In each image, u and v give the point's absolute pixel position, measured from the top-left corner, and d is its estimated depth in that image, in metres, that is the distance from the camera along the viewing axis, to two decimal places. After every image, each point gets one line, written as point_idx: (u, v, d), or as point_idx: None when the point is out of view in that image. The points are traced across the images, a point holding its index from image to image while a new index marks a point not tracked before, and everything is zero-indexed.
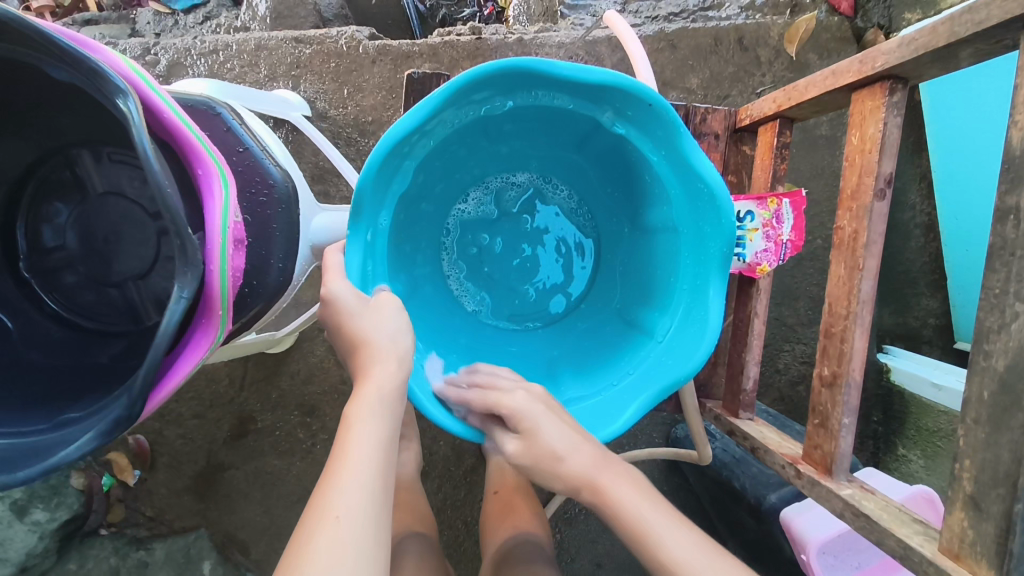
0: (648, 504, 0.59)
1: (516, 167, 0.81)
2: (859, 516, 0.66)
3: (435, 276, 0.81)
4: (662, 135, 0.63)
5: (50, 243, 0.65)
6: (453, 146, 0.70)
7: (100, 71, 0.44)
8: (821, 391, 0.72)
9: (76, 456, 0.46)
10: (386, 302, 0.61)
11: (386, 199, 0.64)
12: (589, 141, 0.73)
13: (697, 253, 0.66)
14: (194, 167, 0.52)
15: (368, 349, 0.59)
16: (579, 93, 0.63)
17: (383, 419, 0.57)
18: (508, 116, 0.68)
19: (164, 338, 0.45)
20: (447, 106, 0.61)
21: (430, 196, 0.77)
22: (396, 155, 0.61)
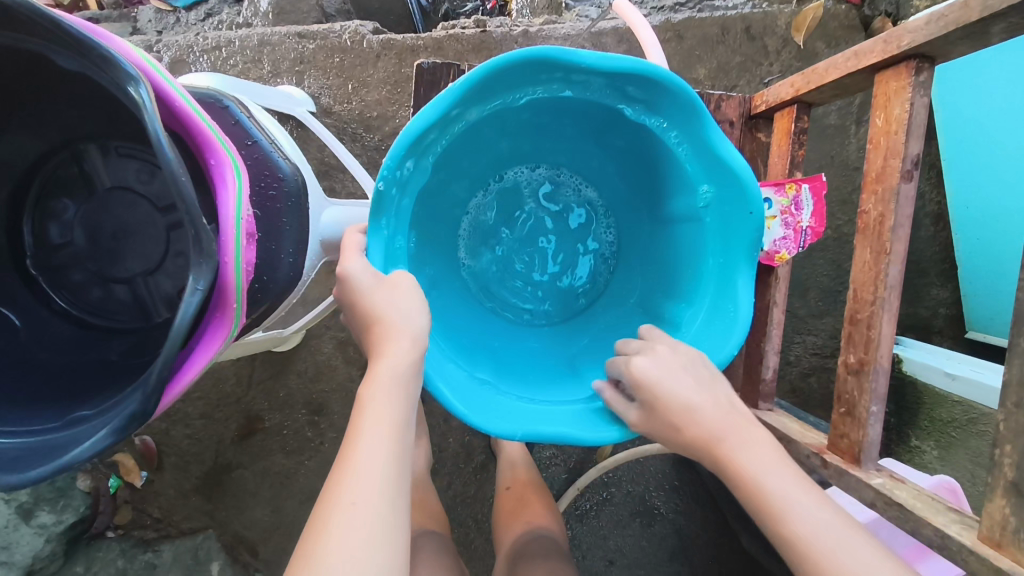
0: (794, 481, 0.55)
1: (599, 181, 0.82)
2: (892, 505, 0.65)
3: (454, 210, 0.78)
4: (732, 233, 0.65)
5: (56, 239, 0.64)
6: (563, 113, 0.69)
7: (110, 56, 0.42)
8: (847, 379, 0.71)
9: (91, 454, 0.45)
10: (403, 279, 0.60)
11: (466, 112, 0.62)
12: (664, 211, 0.74)
13: (702, 344, 0.66)
14: (206, 158, 0.50)
15: (383, 326, 0.58)
16: (701, 149, 0.64)
17: (396, 402, 0.55)
18: (614, 120, 0.68)
19: (179, 331, 0.43)
20: (589, 74, 0.60)
21: (512, 143, 0.76)
22: (499, 78, 0.60)
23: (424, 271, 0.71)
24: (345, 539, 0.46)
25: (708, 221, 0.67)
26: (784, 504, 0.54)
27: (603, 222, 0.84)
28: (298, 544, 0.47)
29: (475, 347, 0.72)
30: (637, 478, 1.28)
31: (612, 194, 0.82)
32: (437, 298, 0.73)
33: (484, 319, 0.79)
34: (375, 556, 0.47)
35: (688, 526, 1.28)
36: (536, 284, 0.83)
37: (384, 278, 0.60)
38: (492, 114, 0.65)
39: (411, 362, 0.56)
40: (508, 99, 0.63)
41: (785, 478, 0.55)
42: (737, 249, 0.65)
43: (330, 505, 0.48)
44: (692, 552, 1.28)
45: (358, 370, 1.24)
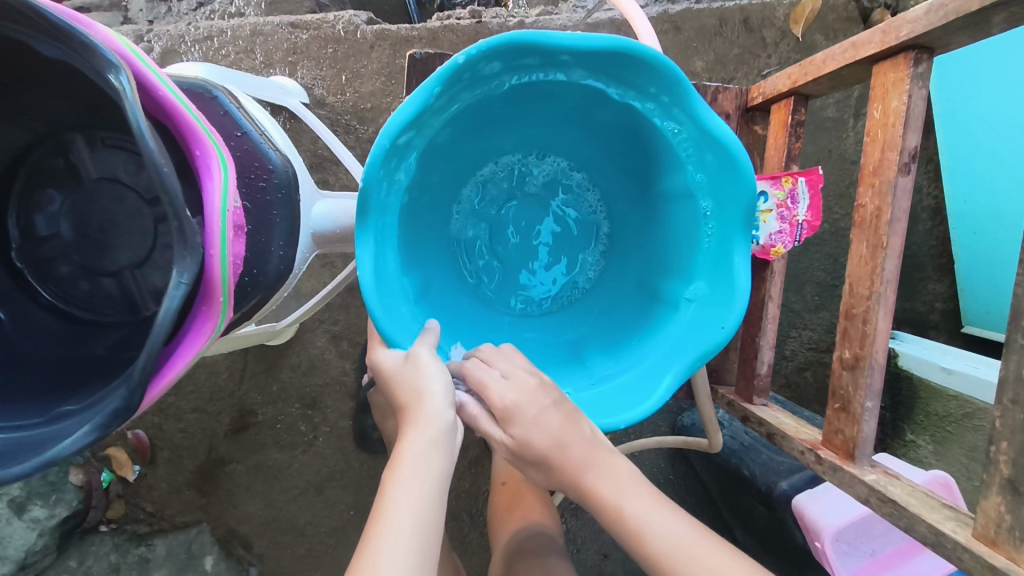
0: (631, 500, 0.58)
1: (618, 228, 0.81)
2: (886, 502, 0.65)
3: (483, 154, 0.77)
4: (710, 322, 0.63)
5: (43, 231, 0.63)
6: (608, 117, 0.69)
7: (91, 44, 0.41)
8: (842, 374, 0.71)
9: (74, 449, 0.44)
10: (423, 351, 0.60)
11: (535, 67, 0.61)
12: (651, 283, 0.73)
13: (608, 405, 0.64)
14: (191, 149, 0.50)
15: (408, 408, 0.57)
16: (726, 215, 0.63)
17: (422, 479, 0.52)
18: (660, 152, 0.67)
19: (163, 326, 0.43)
20: (661, 79, 0.60)
21: (552, 127, 0.75)
22: (571, 55, 0.59)
23: (414, 199, 0.69)
24: None
25: (689, 297, 0.66)
26: (630, 522, 0.56)
27: (595, 269, 0.82)
28: None
29: (432, 301, 0.70)
30: None
31: (618, 250, 0.81)
32: (414, 227, 0.70)
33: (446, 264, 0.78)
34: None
35: None
36: (510, 268, 0.81)
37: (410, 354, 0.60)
38: (545, 85, 0.64)
39: (435, 439, 0.55)
40: (568, 76, 0.62)
41: (635, 500, 0.58)
42: (699, 341, 0.63)
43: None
44: None
45: (351, 364, 1.24)
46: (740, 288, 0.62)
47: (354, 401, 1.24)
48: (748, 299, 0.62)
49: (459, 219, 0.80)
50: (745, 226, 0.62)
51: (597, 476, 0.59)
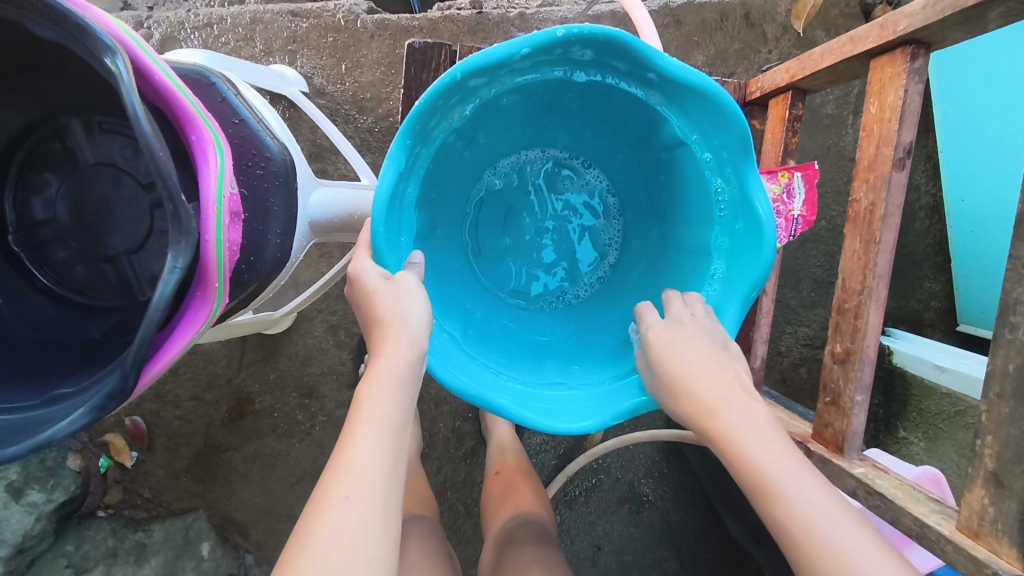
0: (782, 458, 0.51)
1: (622, 267, 0.78)
2: (873, 495, 0.66)
3: (535, 136, 0.75)
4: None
5: (40, 215, 0.63)
6: (642, 124, 0.66)
7: (85, 25, 0.41)
8: (832, 368, 0.71)
9: (69, 431, 0.45)
10: (411, 276, 0.60)
11: (621, 72, 0.58)
12: (635, 322, 0.71)
13: (552, 410, 0.62)
14: (187, 134, 0.49)
15: (383, 326, 0.57)
16: (738, 251, 0.61)
17: (394, 399, 0.54)
18: (692, 198, 0.66)
19: (157, 311, 0.43)
20: (727, 134, 0.58)
21: (590, 128, 0.73)
22: (660, 78, 0.57)
23: (452, 150, 0.67)
24: (335, 533, 0.46)
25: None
26: (776, 483, 0.50)
27: (583, 295, 0.79)
28: (291, 536, 0.48)
29: (435, 275, 0.69)
30: (626, 465, 1.29)
31: (611, 289, 0.78)
32: (439, 172, 0.68)
33: (452, 224, 0.75)
34: (368, 552, 0.47)
35: (676, 515, 1.30)
36: (511, 254, 0.79)
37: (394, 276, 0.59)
38: (615, 93, 0.62)
39: (410, 364, 0.56)
40: (645, 94, 0.60)
41: (778, 455, 0.51)
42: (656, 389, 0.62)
43: (323, 497, 0.48)
44: (679, 540, 1.30)
45: (348, 354, 1.24)
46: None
47: (350, 390, 1.25)
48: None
49: (484, 189, 0.77)
50: (745, 300, 0.60)
51: (736, 418, 0.54)
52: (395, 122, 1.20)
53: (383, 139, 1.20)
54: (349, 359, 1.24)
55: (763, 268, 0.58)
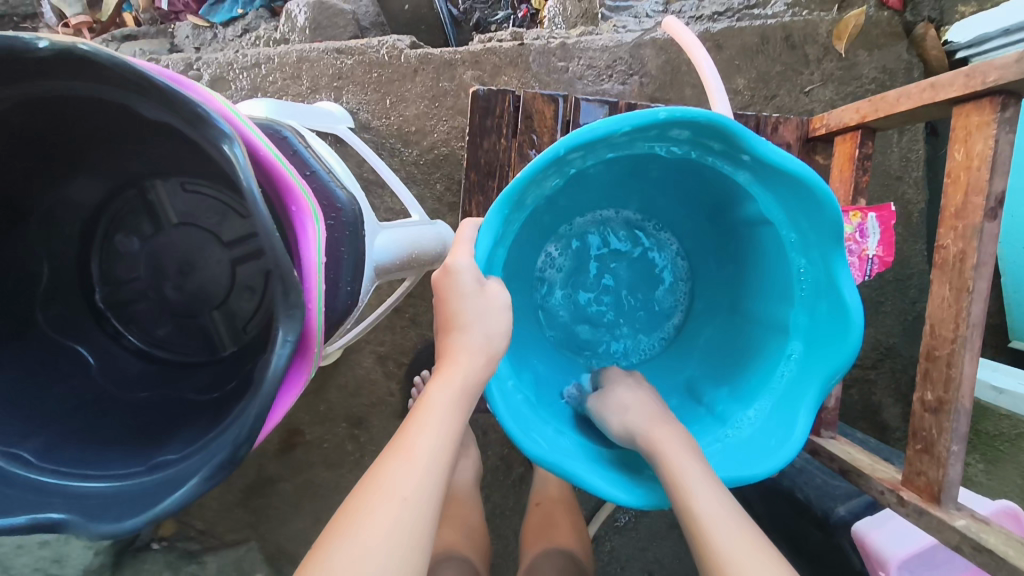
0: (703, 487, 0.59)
1: (687, 330, 0.86)
2: (980, 551, 0.62)
3: (612, 200, 0.82)
4: (768, 449, 0.66)
5: (123, 275, 0.65)
6: (721, 193, 0.72)
7: (203, 114, 0.42)
8: (923, 416, 0.70)
9: (187, 501, 0.44)
10: (500, 293, 0.62)
11: (715, 151, 0.64)
12: (701, 391, 0.78)
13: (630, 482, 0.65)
14: (287, 205, 0.50)
15: (463, 333, 0.61)
16: (818, 333, 0.67)
17: (459, 407, 0.57)
18: (770, 275, 0.72)
19: (270, 385, 0.43)
20: (821, 222, 0.63)
21: (664, 194, 0.80)
22: (759, 163, 0.62)
23: (538, 214, 0.73)
24: (384, 527, 0.48)
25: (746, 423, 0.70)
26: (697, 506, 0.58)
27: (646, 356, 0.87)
28: (336, 523, 0.49)
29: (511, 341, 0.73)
30: None
31: (681, 345, 0.86)
32: (522, 236, 0.74)
33: (523, 287, 0.81)
34: (413, 551, 0.48)
35: None
36: (578, 311, 0.86)
37: (487, 285, 0.61)
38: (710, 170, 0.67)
39: (481, 376, 0.59)
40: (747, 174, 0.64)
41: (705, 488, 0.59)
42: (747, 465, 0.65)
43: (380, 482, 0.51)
44: None
45: (397, 385, 1.25)
46: (797, 436, 0.65)
47: (400, 421, 1.26)
48: (800, 451, 0.64)
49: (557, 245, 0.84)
50: (827, 383, 0.65)
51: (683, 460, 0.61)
52: (440, 154, 1.21)
53: (428, 171, 1.22)
54: (398, 390, 1.25)
55: (849, 351, 0.63)
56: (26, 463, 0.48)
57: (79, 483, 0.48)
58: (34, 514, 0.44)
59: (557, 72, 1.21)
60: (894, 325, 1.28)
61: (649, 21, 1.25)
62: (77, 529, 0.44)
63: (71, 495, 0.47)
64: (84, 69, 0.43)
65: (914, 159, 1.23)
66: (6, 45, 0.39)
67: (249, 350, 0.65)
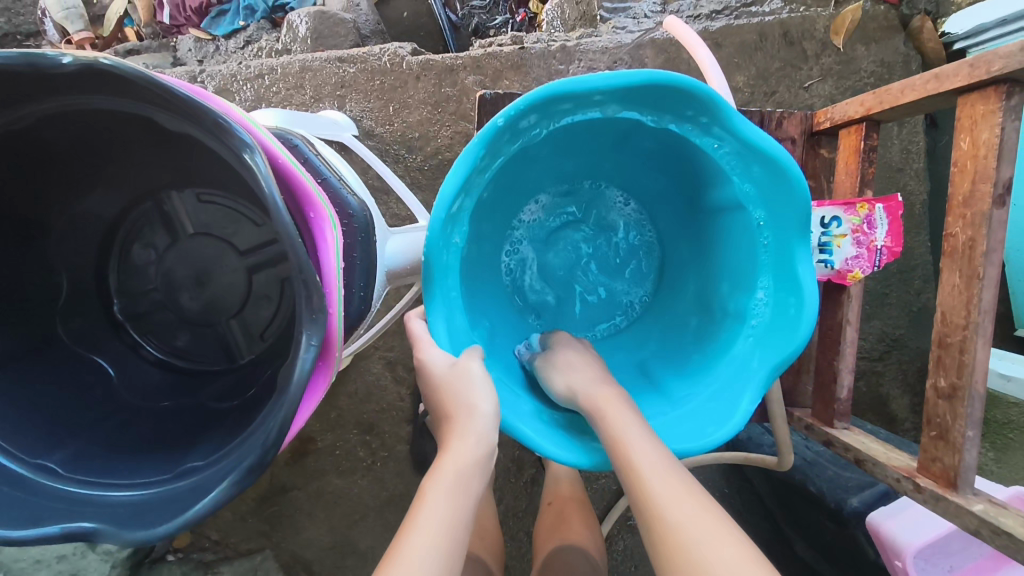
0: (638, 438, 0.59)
1: (670, 244, 0.87)
2: (1000, 534, 0.62)
3: (525, 196, 0.84)
4: (789, 320, 0.66)
5: (141, 287, 0.66)
6: (621, 134, 0.73)
7: (224, 123, 0.42)
8: (937, 403, 0.71)
9: (216, 506, 0.44)
10: (474, 363, 0.62)
11: (571, 110, 0.65)
12: (706, 296, 0.78)
13: (697, 426, 0.67)
14: (305, 211, 0.51)
15: (453, 414, 0.60)
16: (779, 220, 0.67)
17: (458, 499, 0.54)
18: (728, 255, 0.73)
19: (296, 390, 0.43)
20: (698, 104, 0.63)
21: (566, 165, 0.82)
22: (727, 130, 0.64)
23: (478, 220, 0.74)
24: None
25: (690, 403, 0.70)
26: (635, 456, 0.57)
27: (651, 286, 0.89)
28: None
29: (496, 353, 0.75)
30: None
31: (638, 330, 0.87)
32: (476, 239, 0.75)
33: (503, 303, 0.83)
34: None
35: None
36: (569, 301, 0.88)
37: (458, 362, 0.62)
38: (682, 142, 0.69)
39: (478, 459, 0.57)
40: (718, 143, 0.66)
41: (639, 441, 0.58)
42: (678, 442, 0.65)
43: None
44: None
45: (407, 389, 1.26)
46: (810, 295, 0.65)
47: (411, 425, 1.26)
48: (821, 305, 0.64)
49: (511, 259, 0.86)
50: (776, 368, 0.66)
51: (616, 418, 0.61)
52: (444, 159, 1.22)
53: (432, 176, 1.23)
54: (408, 395, 1.25)
55: (804, 202, 0.63)
56: (55, 473, 0.49)
57: (108, 492, 0.49)
58: (66, 524, 0.44)
59: (558, 74, 1.22)
60: (900, 316, 1.28)
61: (648, 21, 1.27)
62: (107, 537, 0.44)
63: (101, 504, 0.47)
64: (106, 83, 0.44)
65: (915, 151, 1.24)
66: (31, 63, 0.40)
67: (268, 356, 0.65)
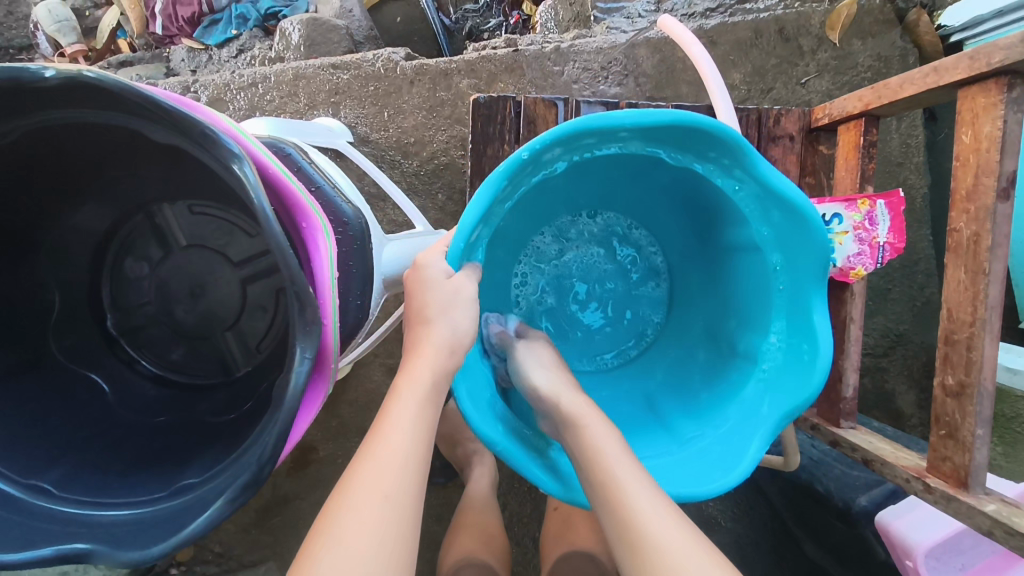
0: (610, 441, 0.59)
1: (685, 281, 0.86)
2: (1013, 534, 0.61)
3: (542, 220, 0.84)
4: (805, 366, 0.65)
5: (134, 301, 0.65)
6: (643, 167, 0.72)
7: (212, 135, 0.41)
8: (945, 401, 0.70)
9: (213, 524, 0.43)
10: (468, 284, 0.61)
11: (592, 146, 0.64)
12: (718, 336, 0.77)
13: (702, 474, 0.64)
14: (298, 222, 0.50)
15: (430, 328, 0.59)
16: (797, 267, 0.65)
17: (426, 409, 0.56)
18: (744, 293, 0.72)
19: (291, 403, 0.42)
20: (721, 146, 0.62)
21: (584, 192, 0.81)
22: (748, 173, 0.62)
23: (492, 246, 0.74)
24: (354, 535, 0.47)
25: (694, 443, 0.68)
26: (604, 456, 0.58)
27: (662, 319, 0.88)
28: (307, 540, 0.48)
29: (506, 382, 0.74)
30: None
31: (646, 361, 0.86)
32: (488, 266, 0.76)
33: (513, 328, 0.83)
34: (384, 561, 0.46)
35: None
36: (578, 328, 0.88)
37: (453, 276, 0.61)
38: (700, 180, 0.68)
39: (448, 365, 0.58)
40: (737, 186, 0.64)
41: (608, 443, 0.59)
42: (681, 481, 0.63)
43: (344, 499, 0.49)
44: None
45: None
46: (825, 342, 0.63)
47: None
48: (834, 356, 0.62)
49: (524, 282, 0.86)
50: (787, 414, 0.64)
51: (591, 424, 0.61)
52: (440, 164, 1.22)
53: (429, 181, 1.22)
54: None
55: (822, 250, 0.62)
56: (48, 494, 0.48)
57: (102, 510, 0.48)
58: (60, 545, 0.43)
59: (553, 76, 1.21)
60: (903, 311, 1.27)
61: (642, 21, 1.26)
62: (103, 558, 0.43)
63: (95, 524, 0.46)
64: (92, 96, 0.43)
65: (914, 144, 1.23)
66: (13, 77, 0.39)
67: (264, 367, 0.64)
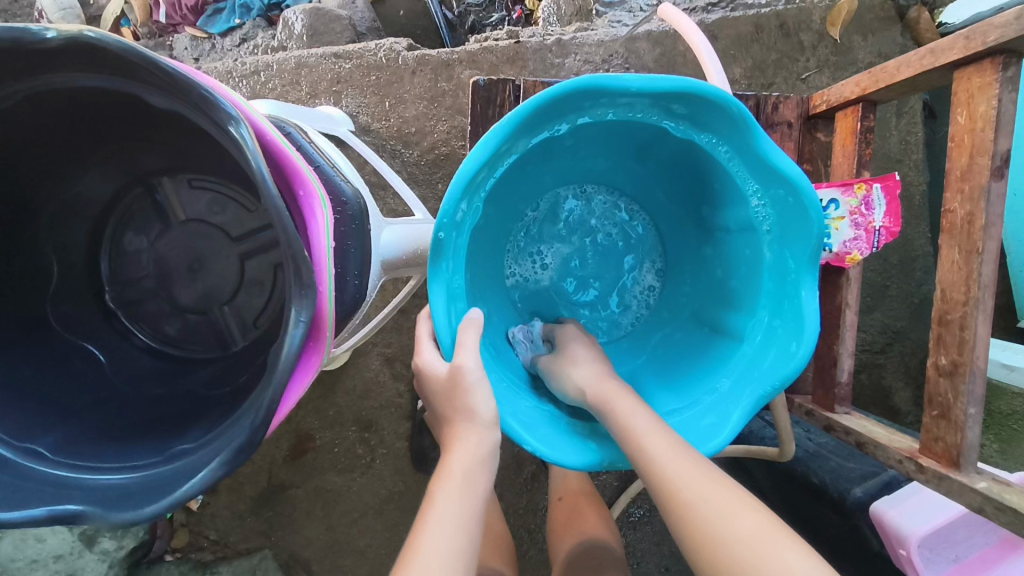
0: (659, 439, 0.60)
1: (640, 187, 0.87)
2: (1004, 511, 0.61)
3: (502, 237, 0.85)
4: (796, 206, 0.64)
5: (133, 274, 0.66)
6: (564, 144, 0.73)
7: (211, 97, 0.41)
8: (938, 381, 0.70)
9: (206, 485, 0.44)
10: (470, 333, 0.63)
11: (506, 152, 0.64)
12: (712, 221, 0.78)
13: (769, 360, 0.67)
14: (295, 190, 0.50)
15: (457, 423, 0.61)
16: (734, 138, 0.65)
17: (462, 493, 0.57)
18: (715, 180, 0.72)
19: (285, 366, 0.42)
20: (590, 96, 0.62)
21: (522, 193, 0.82)
22: (631, 95, 0.62)
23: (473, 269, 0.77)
24: None
25: (758, 330, 0.69)
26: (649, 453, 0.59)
27: (657, 224, 0.89)
28: None
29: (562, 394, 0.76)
30: None
31: (675, 271, 0.88)
32: (479, 289, 0.78)
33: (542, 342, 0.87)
34: None
35: None
36: (602, 300, 0.91)
37: (457, 335, 0.63)
38: (606, 123, 0.68)
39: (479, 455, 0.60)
40: (633, 108, 0.65)
41: (658, 439, 0.60)
42: (773, 371, 0.66)
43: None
44: None
45: (405, 386, 1.25)
46: (801, 181, 0.62)
47: (409, 421, 1.26)
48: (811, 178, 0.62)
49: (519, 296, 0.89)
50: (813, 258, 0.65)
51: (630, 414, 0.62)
52: (440, 154, 1.22)
53: (429, 171, 1.23)
54: (406, 391, 1.25)
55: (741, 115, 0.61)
56: (43, 456, 0.48)
57: (96, 474, 0.48)
58: (52, 506, 0.43)
59: (554, 68, 1.21)
60: (901, 308, 1.27)
61: (644, 15, 1.27)
62: (96, 519, 0.43)
63: (89, 486, 0.47)
64: (90, 57, 0.43)
65: (914, 141, 1.23)
66: (15, 38, 0.40)
67: (261, 341, 0.65)
